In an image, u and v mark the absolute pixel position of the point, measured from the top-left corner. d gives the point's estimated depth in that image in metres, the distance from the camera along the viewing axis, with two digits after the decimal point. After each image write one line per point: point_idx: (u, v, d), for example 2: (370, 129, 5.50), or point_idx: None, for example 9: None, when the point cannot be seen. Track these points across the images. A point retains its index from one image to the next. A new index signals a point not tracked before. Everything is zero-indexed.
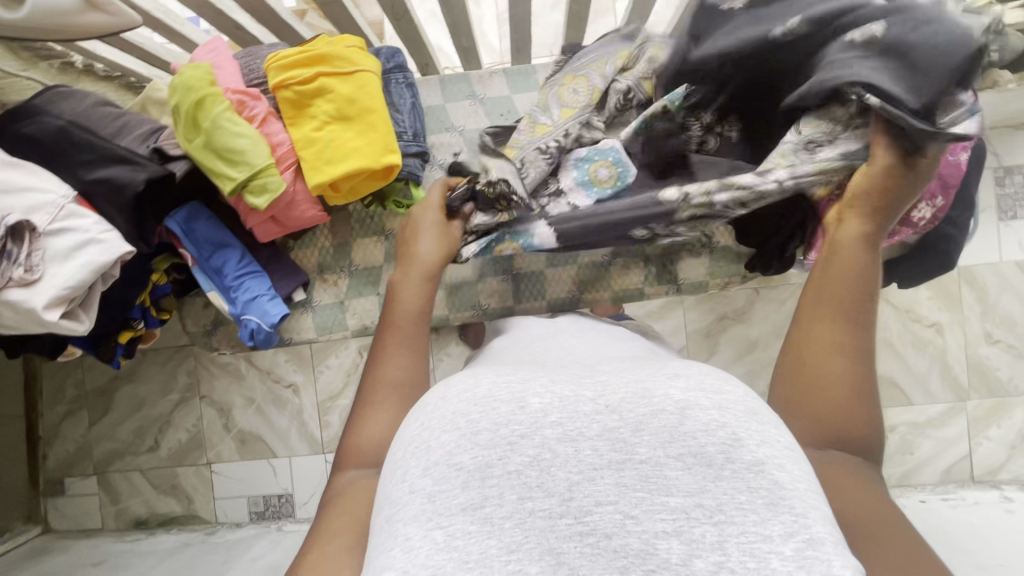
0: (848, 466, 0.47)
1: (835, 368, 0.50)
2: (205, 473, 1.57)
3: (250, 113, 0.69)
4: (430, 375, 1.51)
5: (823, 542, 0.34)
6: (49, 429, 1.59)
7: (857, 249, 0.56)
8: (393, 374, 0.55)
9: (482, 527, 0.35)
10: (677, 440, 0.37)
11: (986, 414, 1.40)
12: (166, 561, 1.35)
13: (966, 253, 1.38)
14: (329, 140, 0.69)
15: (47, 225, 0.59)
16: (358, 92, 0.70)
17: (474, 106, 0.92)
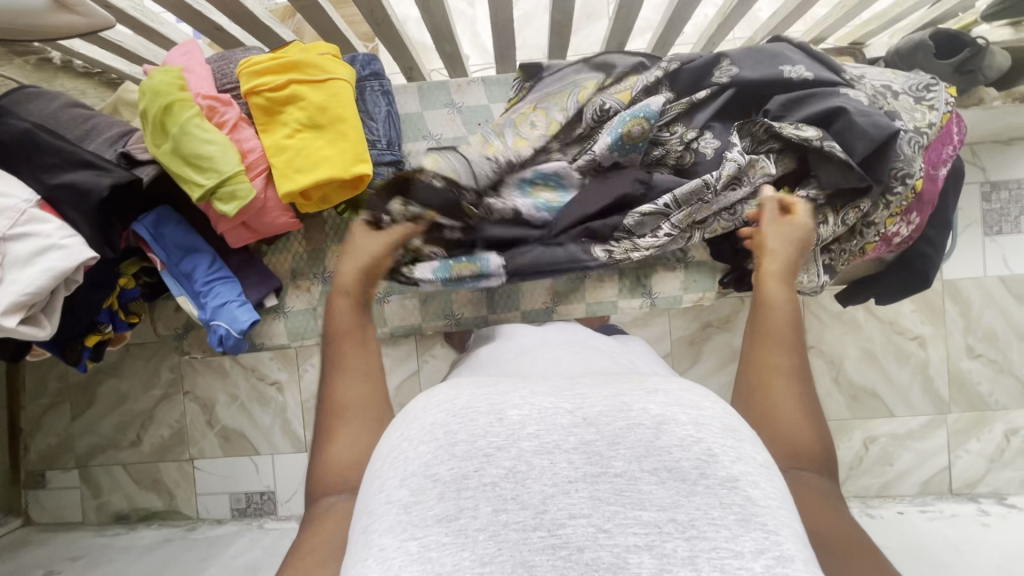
0: (816, 487, 0.48)
1: (783, 392, 0.52)
2: (187, 469, 1.57)
3: (221, 118, 0.69)
4: (414, 376, 1.51)
5: (794, 559, 0.33)
6: (31, 422, 1.58)
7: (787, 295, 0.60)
8: (348, 398, 0.54)
9: (456, 538, 0.34)
10: (651, 454, 0.37)
11: (967, 427, 1.41)
12: (145, 557, 1.35)
13: (950, 267, 1.39)
14: (300, 148, 0.69)
15: (8, 229, 0.58)
16: (330, 100, 0.69)
17: (451, 115, 0.92)
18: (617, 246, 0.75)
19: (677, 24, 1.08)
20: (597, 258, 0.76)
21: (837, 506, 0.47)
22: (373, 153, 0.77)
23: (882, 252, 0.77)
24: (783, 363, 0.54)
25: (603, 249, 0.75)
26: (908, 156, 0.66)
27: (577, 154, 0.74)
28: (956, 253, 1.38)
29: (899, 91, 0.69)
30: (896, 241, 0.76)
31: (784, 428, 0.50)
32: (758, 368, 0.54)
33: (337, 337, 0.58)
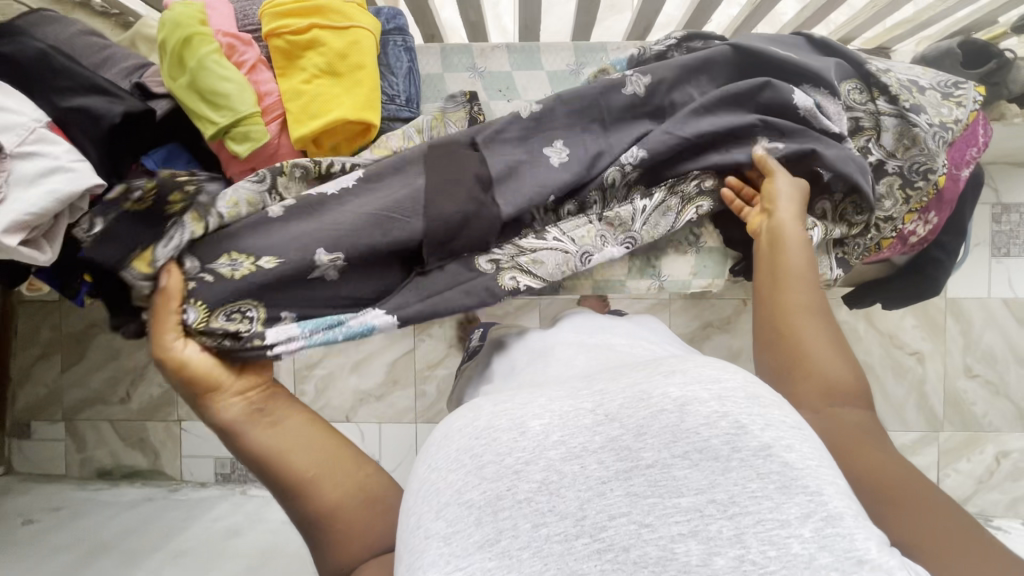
0: (853, 423, 0.49)
1: (807, 327, 0.54)
2: (174, 430, 1.56)
3: (239, 59, 0.61)
4: (410, 353, 1.50)
5: (842, 516, 0.32)
6: (20, 371, 1.57)
7: (828, 349, 0.53)
8: (332, 500, 0.48)
9: (501, 562, 0.33)
10: (680, 438, 0.35)
11: (958, 446, 1.40)
12: (125, 514, 1.35)
13: (954, 285, 1.38)
14: (318, 95, 0.60)
15: (13, 147, 0.48)
16: (353, 48, 0.61)
17: (472, 79, 0.91)
18: (503, 252, 0.62)
19: (702, 16, 1.07)
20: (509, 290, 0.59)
21: (878, 439, 0.48)
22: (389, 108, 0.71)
23: (897, 249, 0.74)
24: (804, 302, 0.56)
25: (488, 259, 0.61)
26: (932, 150, 0.62)
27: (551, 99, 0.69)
28: (961, 271, 1.37)
29: (926, 85, 0.65)
30: (913, 242, 0.72)
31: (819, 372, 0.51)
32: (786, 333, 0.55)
33: (280, 463, 0.50)
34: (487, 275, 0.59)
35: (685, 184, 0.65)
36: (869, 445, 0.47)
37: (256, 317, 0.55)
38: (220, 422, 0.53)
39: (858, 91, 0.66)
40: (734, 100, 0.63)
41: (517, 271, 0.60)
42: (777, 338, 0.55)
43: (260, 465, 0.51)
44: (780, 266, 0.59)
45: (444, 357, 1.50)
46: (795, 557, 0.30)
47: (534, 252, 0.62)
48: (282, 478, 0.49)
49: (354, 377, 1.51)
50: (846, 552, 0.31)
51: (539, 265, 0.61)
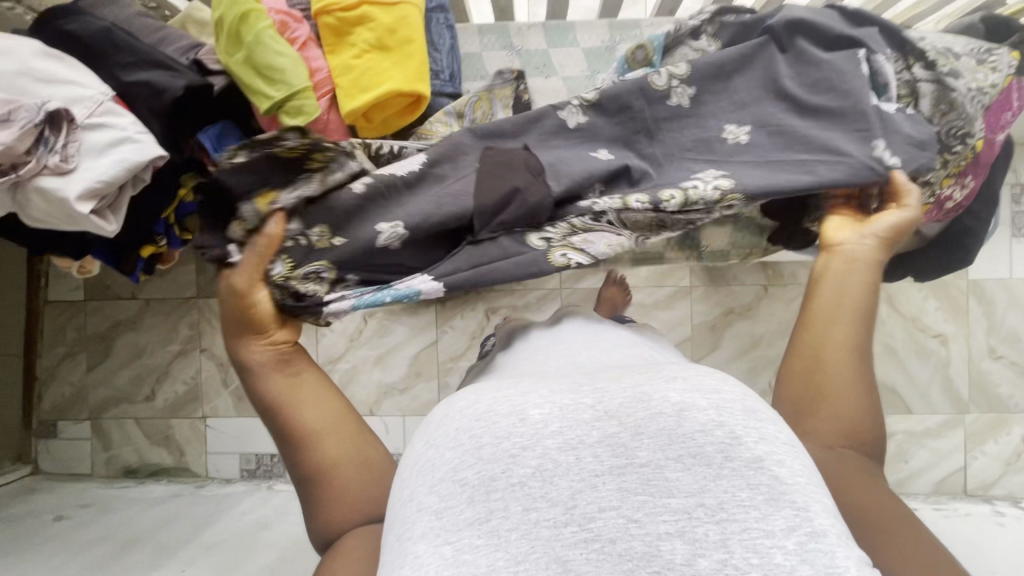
0: (857, 464, 0.50)
1: (842, 365, 0.54)
2: (199, 427, 1.56)
3: (292, 35, 0.72)
4: (433, 346, 1.51)
5: (825, 534, 0.36)
6: (46, 371, 1.59)
7: (849, 372, 0.54)
8: (331, 458, 0.52)
9: (489, 540, 0.36)
10: (675, 442, 0.39)
11: (985, 429, 1.40)
12: (154, 509, 1.36)
13: (976, 267, 1.38)
14: (368, 68, 0.70)
15: (84, 118, 0.62)
16: (399, 22, 0.69)
17: (509, 57, 1.07)
18: (554, 230, 0.64)
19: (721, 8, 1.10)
20: (561, 265, 0.60)
21: (873, 478, 0.50)
22: (435, 82, 0.79)
23: (933, 219, 0.75)
24: (844, 336, 0.55)
25: (539, 236, 0.63)
26: (969, 115, 0.64)
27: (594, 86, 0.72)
28: (983, 253, 1.37)
29: (960, 52, 0.66)
30: (948, 208, 0.74)
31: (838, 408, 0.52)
32: (810, 336, 0.56)
33: (288, 413, 0.54)
34: (537, 250, 0.61)
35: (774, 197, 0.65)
36: (865, 479, 0.50)
37: (324, 276, 0.60)
38: (246, 359, 0.57)
39: (893, 60, 0.67)
40: (811, 111, 0.66)
41: (567, 248, 0.61)
42: (793, 363, 0.56)
43: (269, 410, 0.55)
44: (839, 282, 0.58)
45: (467, 349, 1.50)
46: (776, 566, 0.34)
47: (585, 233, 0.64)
48: (288, 429, 0.54)
49: (377, 371, 1.52)
50: (826, 567, 0.34)
51: (593, 241, 0.63)
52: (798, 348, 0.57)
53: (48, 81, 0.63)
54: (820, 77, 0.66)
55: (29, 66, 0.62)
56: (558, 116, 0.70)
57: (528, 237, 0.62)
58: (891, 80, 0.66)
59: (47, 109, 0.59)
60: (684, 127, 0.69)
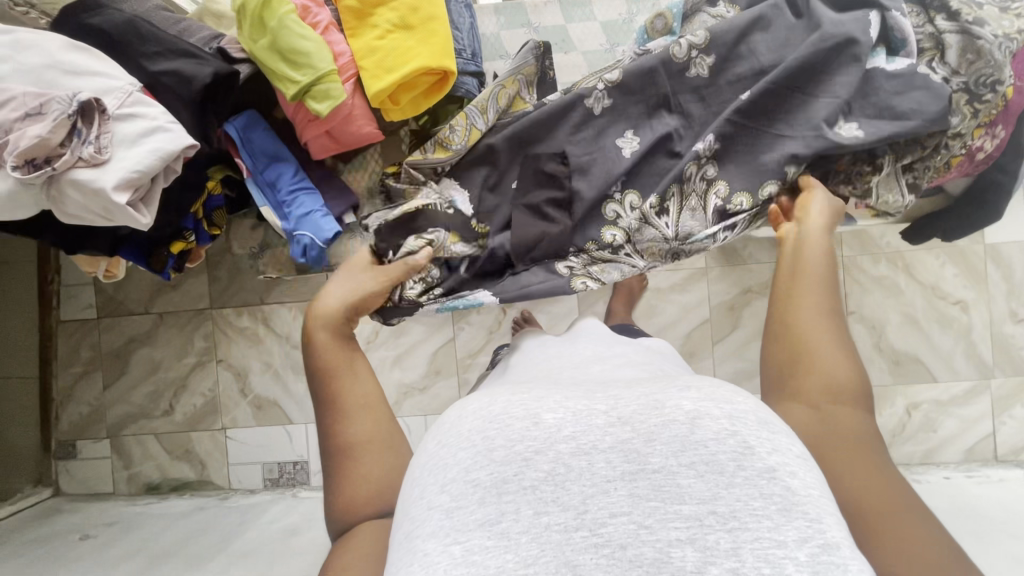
0: (847, 439, 0.50)
1: (820, 343, 0.55)
2: (220, 438, 1.55)
3: (315, 20, 0.87)
4: (452, 343, 1.50)
5: (837, 546, 0.35)
6: (63, 391, 1.57)
7: (828, 348, 0.54)
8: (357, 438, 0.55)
9: (499, 541, 0.36)
10: (688, 449, 0.39)
11: (1010, 393, 1.39)
12: (179, 522, 1.34)
13: (993, 230, 1.38)
14: (392, 46, 0.85)
15: (116, 109, 0.71)
16: (419, 3, 0.85)
17: (528, 33, 1.21)
18: (578, 259, 0.76)
19: None
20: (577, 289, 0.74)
21: (872, 454, 0.49)
22: (460, 61, 0.92)
23: (965, 170, 0.75)
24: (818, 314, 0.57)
25: (564, 265, 0.75)
26: (998, 62, 0.63)
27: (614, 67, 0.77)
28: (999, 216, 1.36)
29: (983, 2, 0.66)
30: (977, 159, 0.73)
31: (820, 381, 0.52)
32: (786, 317, 0.58)
33: (328, 383, 0.59)
34: (562, 278, 0.74)
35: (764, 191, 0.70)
36: (860, 458, 0.49)
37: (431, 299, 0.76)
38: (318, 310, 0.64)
39: (914, 15, 0.70)
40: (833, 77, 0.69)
41: (586, 277, 0.74)
42: (775, 339, 0.58)
43: (316, 375, 0.60)
44: (798, 262, 0.62)
45: (485, 345, 1.49)
46: None
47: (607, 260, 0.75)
48: (327, 395, 0.58)
49: (396, 371, 1.51)
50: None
51: (609, 265, 0.75)
52: (777, 325, 0.58)
53: (81, 76, 0.72)
54: (833, 30, 0.68)
55: (60, 60, 0.71)
56: (586, 105, 0.77)
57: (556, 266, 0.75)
58: (909, 34, 0.68)
59: (80, 100, 0.67)
60: (705, 107, 0.75)
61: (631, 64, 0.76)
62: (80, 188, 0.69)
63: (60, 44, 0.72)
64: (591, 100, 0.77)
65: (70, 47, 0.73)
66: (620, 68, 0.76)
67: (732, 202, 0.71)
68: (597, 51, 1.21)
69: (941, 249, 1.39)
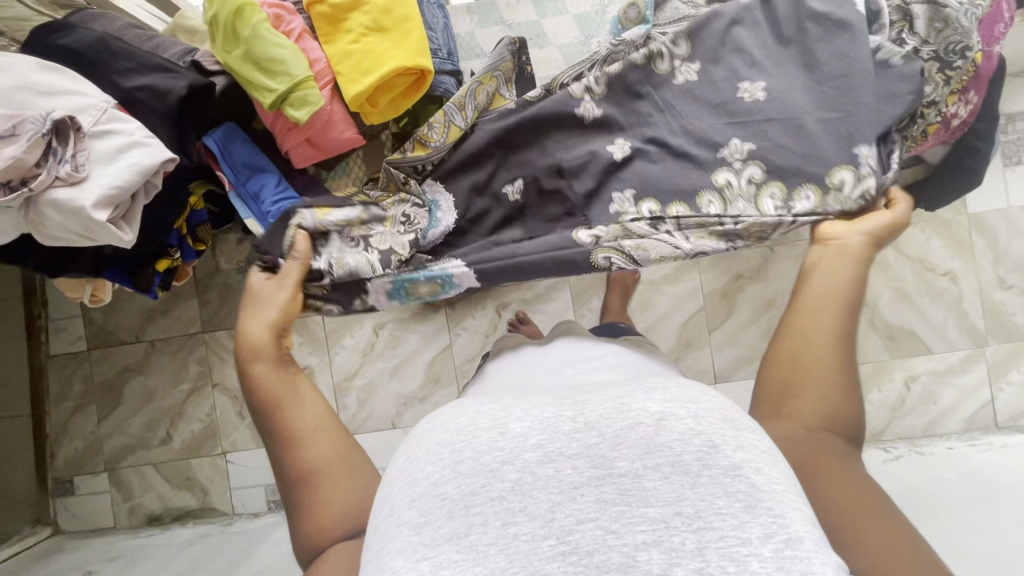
0: (833, 451, 0.52)
1: (819, 350, 0.57)
2: (220, 464, 1.53)
3: (288, 26, 0.88)
4: (449, 350, 1.49)
5: (800, 540, 0.36)
6: (57, 427, 1.55)
7: (824, 352, 0.57)
8: (317, 461, 0.55)
9: (468, 554, 0.36)
10: (653, 451, 0.40)
11: (1005, 359, 1.40)
12: (184, 551, 1.31)
13: (974, 199, 1.40)
14: (368, 49, 0.85)
15: (91, 126, 0.71)
16: (393, 4, 0.85)
17: (502, 30, 1.22)
18: (604, 230, 0.73)
19: None
20: (581, 242, 0.72)
21: (854, 469, 0.52)
22: (436, 61, 0.94)
23: (942, 139, 0.78)
24: (819, 324, 0.59)
25: (587, 234, 0.73)
26: (966, 27, 0.66)
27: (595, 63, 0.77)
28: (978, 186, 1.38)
29: None
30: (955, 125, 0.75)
31: (815, 390, 0.55)
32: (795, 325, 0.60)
33: (278, 413, 0.58)
34: (584, 246, 0.71)
35: (841, 191, 0.68)
36: (847, 469, 0.51)
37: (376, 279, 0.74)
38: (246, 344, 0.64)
39: None
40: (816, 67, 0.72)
41: (613, 250, 0.71)
42: (773, 348, 0.61)
43: (261, 407, 0.59)
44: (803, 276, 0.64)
45: (482, 349, 1.48)
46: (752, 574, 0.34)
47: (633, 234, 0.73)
48: (276, 425, 0.58)
49: (394, 383, 1.49)
50: (801, 573, 0.35)
51: (640, 242, 0.72)
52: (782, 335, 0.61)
53: (55, 95, 0.71)
54: None
55: (32, 81, 0.71)
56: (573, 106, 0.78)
57: (576, 234, 0.73)
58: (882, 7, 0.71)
59: (55, 118, 0.67)
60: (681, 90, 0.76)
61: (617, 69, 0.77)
62: (60, 208, 0.69)
63: (31, 64, 0.72)
64: (581, 107, 0.78)
65: (43, 67, 0.73)
66: (601, 75, 0.78)
67: (795, 197, 0.70)
68: (573, 44, 1.22)
69: (925, 222, 1.41)
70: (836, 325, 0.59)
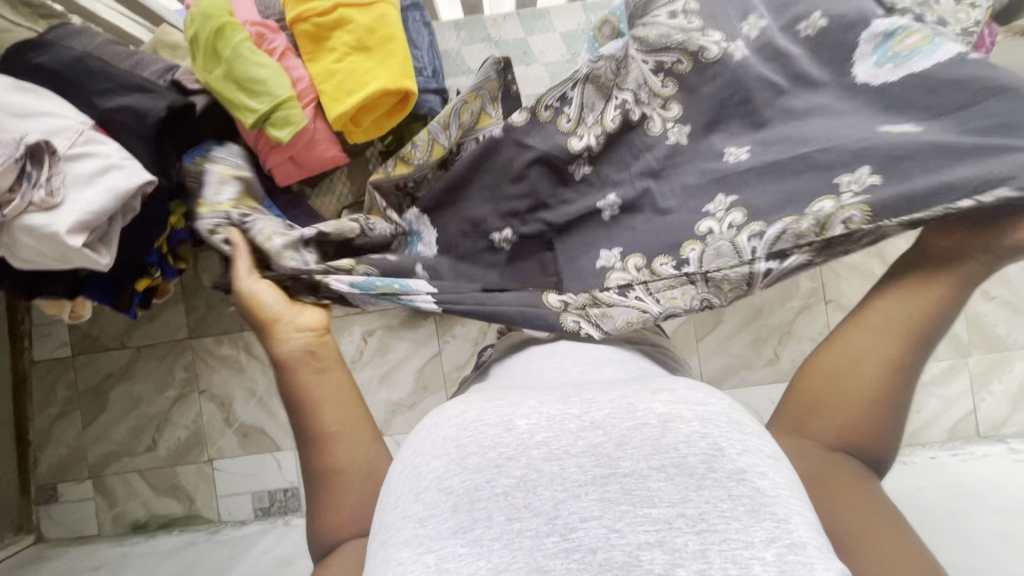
0: (849, 469, 0.53)
1: (862, 369, 0.56)
2: (207, 471, 1.52)
3: (270, 44, 0.87)
4: (436, 359, 1.49)
5: (804, 545, 0.36)
6: (40, 434, 1.53)
7: (869, 369, 0.56)
8: (348, 461, 0.56)
9: (473, 549, 0.37)
10: (659, 452, 0.40)
11: (987, 369, 1.43)
12: (170, 560, 1.29)
13: None
14: (350, 69, 0.85)
15: (67, 149, 0.70)
16: (377, 23, 0.84)
17: (489, 47, 1.22)
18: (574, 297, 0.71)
19: None
20: (551, 307, 0.70)
21: (871, 490, 0.51)
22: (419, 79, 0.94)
23: None
24: (871, 347, 0.57)
25: (558, 300, 0.71)
26: None
27: (581, 75, 0.76)
28: None
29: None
30: None
31: (846, 403, 0.55)
32: (843, 338, 0.59)
33: (308, 410, 0.59)
34: (552, 313, 0.69)
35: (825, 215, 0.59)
36: (858, 486, 0.51)
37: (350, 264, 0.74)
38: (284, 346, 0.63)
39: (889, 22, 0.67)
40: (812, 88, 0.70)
41: (580, 317, 0.68)
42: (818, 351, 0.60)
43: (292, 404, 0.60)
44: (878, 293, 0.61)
45: (470, 357, 1.48)
46: None
47: (610, 300, 0.69)
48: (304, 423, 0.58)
49: (383, 391, 1.48)
50: None
51: (607, 308, 0.68)
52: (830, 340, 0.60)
53: (28, 117, 0.70)
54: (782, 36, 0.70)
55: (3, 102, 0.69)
56: (555, 123, 0.76)
57: (546, 299, 0.71)
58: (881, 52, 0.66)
59: (28, 142, 0.67)
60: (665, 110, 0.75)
61: (616, 128, 0.75)
62: (33, 233, 0.68)
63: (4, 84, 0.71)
64: (575, 166, 0.77)
65: (16, 87, 0.71)
66: (597, 133, 0.75)
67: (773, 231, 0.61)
68: (559, 62, 1.22)
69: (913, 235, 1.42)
70: (889, 346, 0.56)
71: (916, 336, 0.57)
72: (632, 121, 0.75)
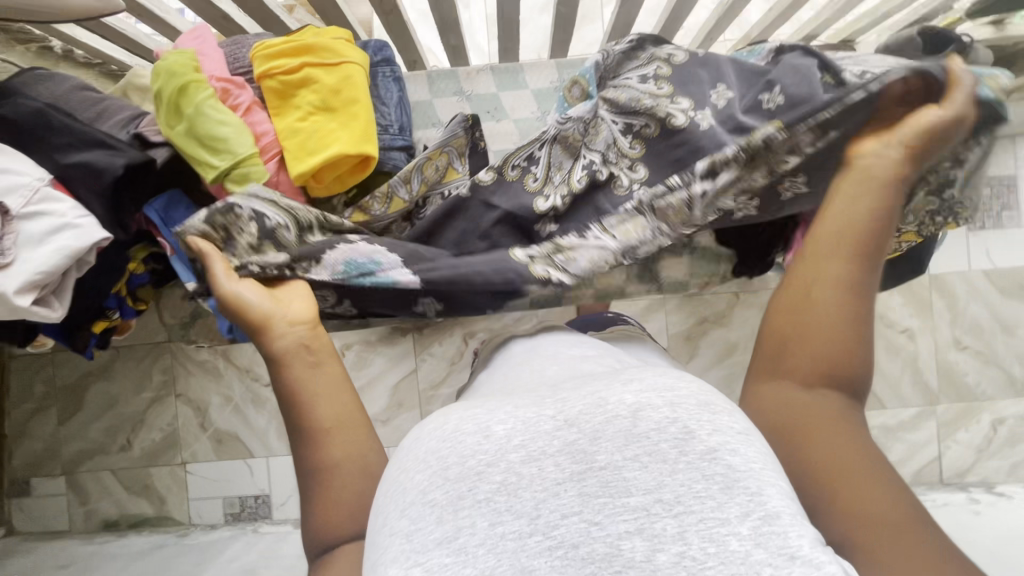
0: (825, 407, 0.51)
1: (825, 306, 0.54)
2: (179, 473, 1.53)
3: (235, 99, 0.96)
4: None
5: (777, 515, 0.35)
6: (15, 428, 1.55)
7: (831, 299, 0.54)
8: (339, 457, 0.54)
9: (457, 557, 0.34)
10: (632, 441, 0.37)
11: (955, 418, 1.46)
12: (136, 562, 1.30)
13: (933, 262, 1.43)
14: (314, 128, 0.93)
15: (21, 208, 0.77)
16: (341, 84, 0.95)
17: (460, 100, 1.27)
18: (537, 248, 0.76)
19: (671, 32, 1.12)
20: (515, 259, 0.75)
21: (852, 426, 0.50)
22: (388, 134, 1.07)
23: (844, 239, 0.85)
24: (832, 274, 0.55)
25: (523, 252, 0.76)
26: None
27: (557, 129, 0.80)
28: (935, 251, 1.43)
29: None
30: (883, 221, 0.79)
31: (812, 343, 0.53)
32: (804, 274, 0.57)
33: (299, 404, 0.57)
34: (520, 262, 0.74)
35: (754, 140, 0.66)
36: (834, 424, 0.49)
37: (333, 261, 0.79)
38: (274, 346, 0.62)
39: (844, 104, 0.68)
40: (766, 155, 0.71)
41: (546, 262, 0.74)
42: (783, 291, 0.58)
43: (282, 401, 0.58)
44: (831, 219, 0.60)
45: (447, 376, 1.49)
46: (732, 553, 0.32)
47: (573, 244, 0.75)
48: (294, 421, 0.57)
49: None
50: (779, 546, 0.33)
51: (566, 253, 0.75)
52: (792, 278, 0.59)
53: None
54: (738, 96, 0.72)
55: None
56: (522, 180, 0.80)
57: (512, 252, 0.76)
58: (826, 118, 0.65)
59: None
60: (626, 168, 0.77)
61: (582, 188, 0.77)
62: None
63: None
64: (541, 225, 0.78)
65: None
66: (563, 194, 0.77)
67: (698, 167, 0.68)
68: (529, 119, 1.28)
69: None
70: (850, 269, 0.55)
71: (873, 256, 0.57)
72: (598, 181, 0.76)
